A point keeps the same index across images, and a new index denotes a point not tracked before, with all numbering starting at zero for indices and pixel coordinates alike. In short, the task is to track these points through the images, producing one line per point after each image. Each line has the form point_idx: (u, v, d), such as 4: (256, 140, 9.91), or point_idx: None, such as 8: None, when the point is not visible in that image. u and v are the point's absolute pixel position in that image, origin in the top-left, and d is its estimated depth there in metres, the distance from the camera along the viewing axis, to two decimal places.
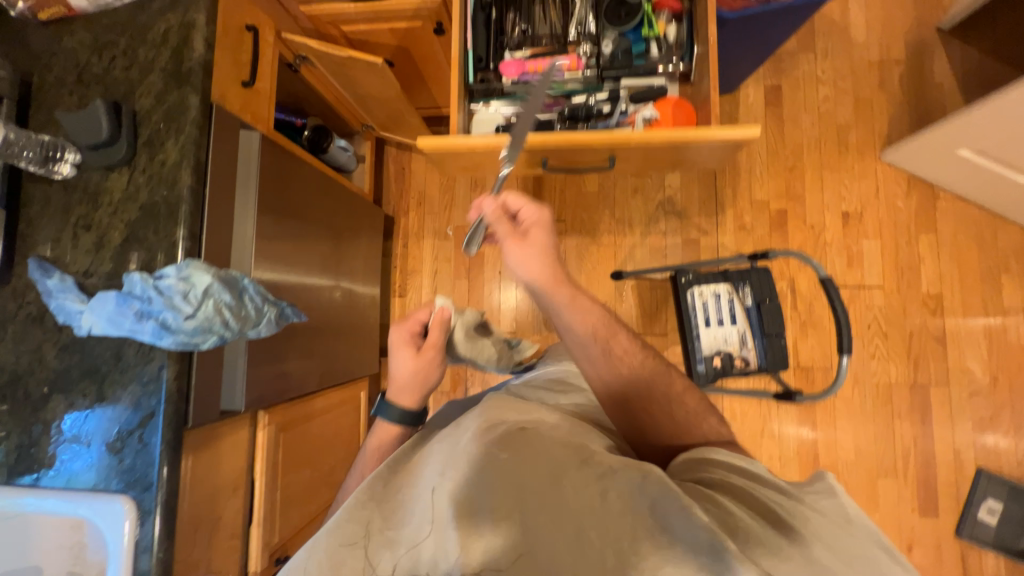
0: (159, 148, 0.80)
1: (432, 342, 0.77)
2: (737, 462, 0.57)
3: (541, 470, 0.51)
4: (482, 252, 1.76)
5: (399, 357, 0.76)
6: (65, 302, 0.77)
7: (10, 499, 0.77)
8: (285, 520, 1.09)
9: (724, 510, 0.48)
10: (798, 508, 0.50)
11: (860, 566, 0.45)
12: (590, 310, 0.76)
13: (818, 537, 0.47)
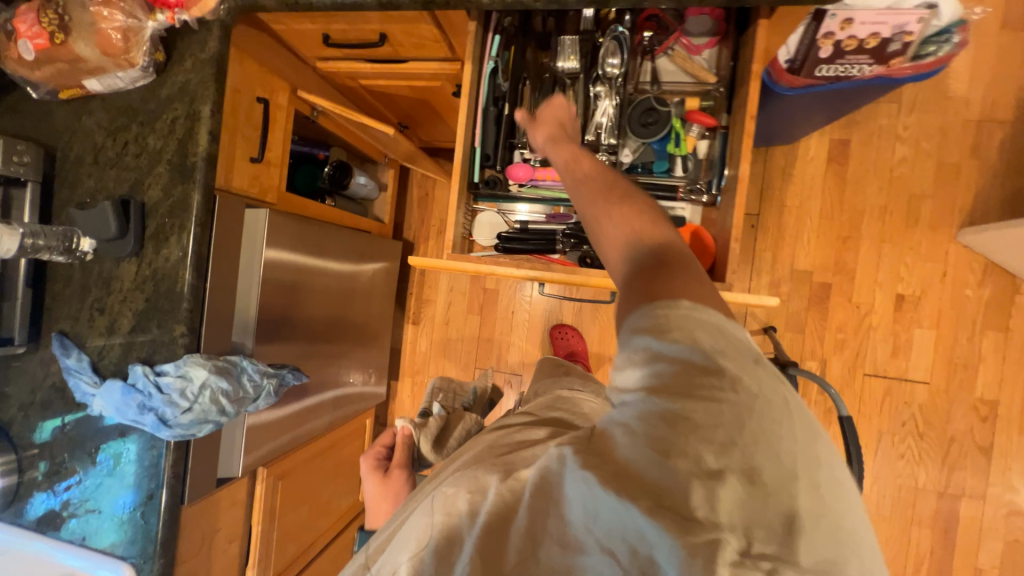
0: (164, 242, 0.83)
1: (396, 463, 0.85)
2: (658, 321, 0.45)
3: (474, 468, 0.51)
4: (498, 290, 1.73)
5: (367, 485, 0.85)
6: (80, 382, 0.83)
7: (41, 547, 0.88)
8: (281, 555, 1.19)
9: (616, 440, 0.43)
10: (725, 391, 0.42)
11: (778, 444, 0.42)
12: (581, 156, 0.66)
13: (741, 429, 0.42)
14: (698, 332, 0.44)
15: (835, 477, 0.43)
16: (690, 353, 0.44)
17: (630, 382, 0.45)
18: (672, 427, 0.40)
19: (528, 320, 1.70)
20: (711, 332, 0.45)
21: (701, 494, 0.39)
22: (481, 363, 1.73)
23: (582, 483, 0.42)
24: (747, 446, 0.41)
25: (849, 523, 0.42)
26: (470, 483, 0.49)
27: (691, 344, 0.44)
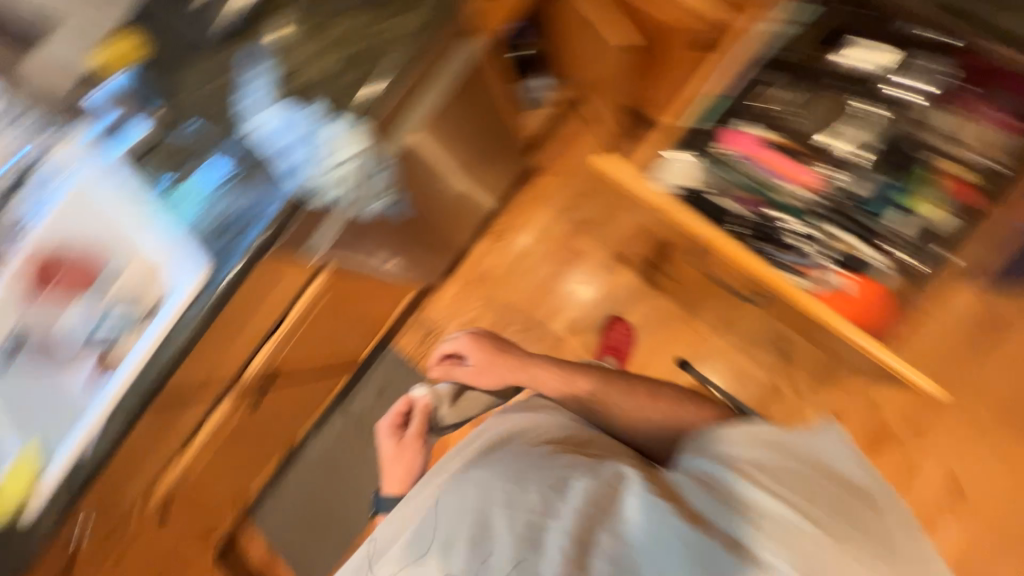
0: (383, 21, 0.93)
1: (407, 436, 1.36)
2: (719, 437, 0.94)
3: (526, 473, 0.82)
4: (583, 254, 1.72)
5: (387, 442, 1.38)
6: (256, 93, 0.91)
7: (137, 213, 0.93)
8: (292, 352, 1.24)
9: (696, 492, 0.82)
10: (771, 463, 0.86)
11: (810, 495, 0.81)
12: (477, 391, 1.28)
13: (780, 476, 0.84)
14: (758, 451, 0.89)
15: (841, 503, 0.82)
16: (760, 456, 0.88)
17: (740, 455, 0.88)
18: (733, 495, 0.80)
19: (593, 296, 1.70)
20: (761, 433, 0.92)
21: (768, 547, 0.72)
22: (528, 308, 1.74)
23: (641, 505, 0.77)
24: (771, 473, 0.84)
25: (888, 557, 0.76)
26: (520, 482, 0.80)
27: (760, 451, 0.88)
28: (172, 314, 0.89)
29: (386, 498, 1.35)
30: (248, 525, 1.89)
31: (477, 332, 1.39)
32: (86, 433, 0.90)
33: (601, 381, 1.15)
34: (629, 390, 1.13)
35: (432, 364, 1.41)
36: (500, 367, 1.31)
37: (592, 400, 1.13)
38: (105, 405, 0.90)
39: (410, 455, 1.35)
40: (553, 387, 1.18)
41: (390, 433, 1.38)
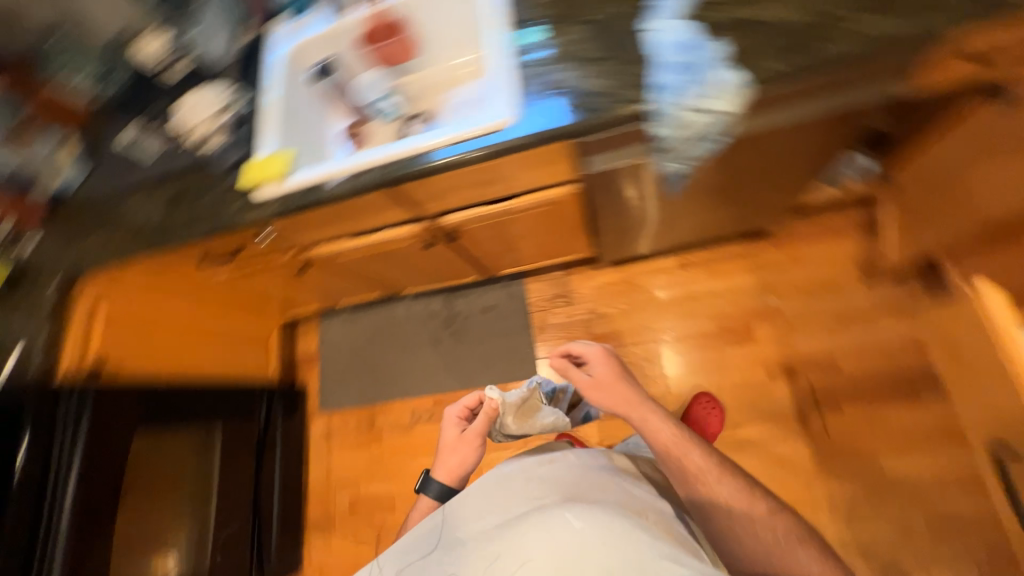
0: (858, 13, 0.78)
1: (471, 431, 1.39)
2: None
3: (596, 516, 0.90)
4: (749, 341, 1.54)
5: (451, 429, 1.44)
6: (677, 3, 0.85)
7: (495, 37, 0.96)
8: (480, 229, 1.26)
9: None
10: None
11: None
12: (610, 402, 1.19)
13: None
14: None
15: None
16: None
17: None
18: None
19: (725, 385, 1.52)
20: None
21: None
22: (658, 347, 1.63)
23: None
24: None
25: None
26: (590, 522, 0.89)
27: None
28: (460, 135, 0.91)
29: (431, 482, 1.40)
30: (320, 325, 2.07)
31: (608, 350, 1.27)
32: (335, 172, 0.96)
33: (712, 464, 1.09)
34: (732, 491, 1.06)
35: (551, 355, 1.28)
36: (623, 393, 1.18)
37: (695, 475, 1.07)
38: (364, 162, 0.95)
39: (465, 450, 1.39)
40: (665, 445, 1.11)
41: (456, 421, 1.45)
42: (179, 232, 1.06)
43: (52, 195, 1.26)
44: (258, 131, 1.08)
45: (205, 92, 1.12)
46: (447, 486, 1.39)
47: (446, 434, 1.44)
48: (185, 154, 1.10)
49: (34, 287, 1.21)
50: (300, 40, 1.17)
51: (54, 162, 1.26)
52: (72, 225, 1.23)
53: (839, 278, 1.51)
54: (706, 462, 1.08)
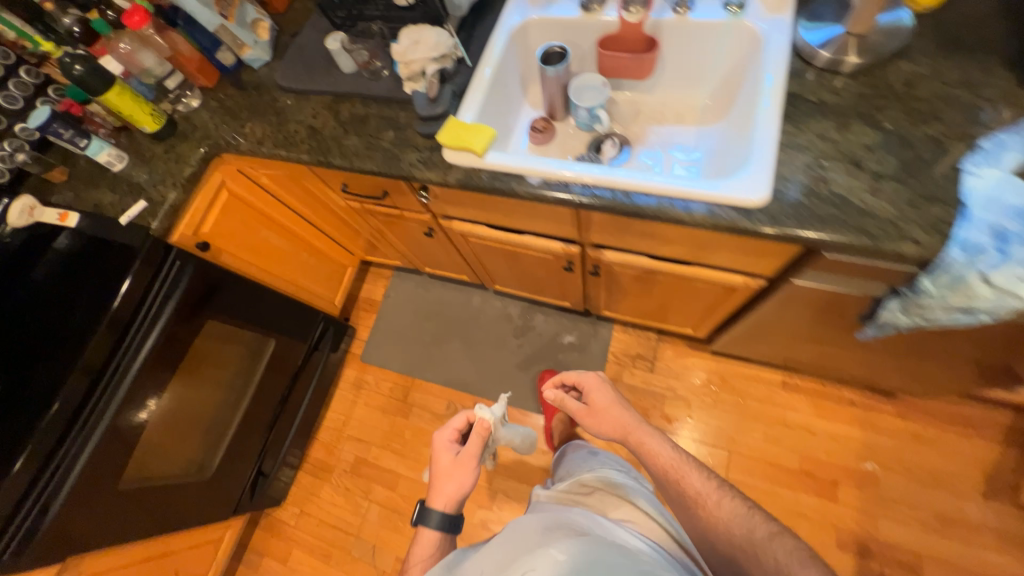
0: None
1: (468, 450, 0.97)
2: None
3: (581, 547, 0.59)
4: (827, 496, 1.39)
5: (443, 452, 0.99)
6: (1014, 151, 0.70)
7: (763, 99, 0.83)
8: (624, 275, 1.15)
9: None
10: None
11: None
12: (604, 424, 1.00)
13: None
14: None
15: None
16: None
17: None
18: None
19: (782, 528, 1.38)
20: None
21: None
22: (725, 455, 1.49)
23: None
24: None
25: None
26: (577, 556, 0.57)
27: None
28: (685, 188, 0.79)
29: (428, 511, 0.91)
30: (394, 276, 2.03)
31: (604, 378, 1.10)
32: (533, 170, 0.88)
33: (717, 489, 0.79)
34: (746, 513, 0.74)
35: (548, 389, 1.12)
36: (616, 417, 0.99)
37: (692, 501, 0.79)
38: (569, 173, 0.85)
39: (460, 480, 0.95)
40: (664, 467, 0.86)
41: (450, 441, 1.00)
42: (348, 157, 1.02)
43: (233, 63, 1.22)
44: (465, 91, 1.00)
45: (434, 34, 0.97)
46: (450, 515, 0.92)
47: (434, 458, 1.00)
48: (385, 84, 1.06)
49: (182, 145, 1.18)
50: (539, 12, 1.06)
51: (249, 32, 1.17)
52: (240, 101, 1.19)
53: (958, 477, 1.33)
54: (708, 485, 0.80)
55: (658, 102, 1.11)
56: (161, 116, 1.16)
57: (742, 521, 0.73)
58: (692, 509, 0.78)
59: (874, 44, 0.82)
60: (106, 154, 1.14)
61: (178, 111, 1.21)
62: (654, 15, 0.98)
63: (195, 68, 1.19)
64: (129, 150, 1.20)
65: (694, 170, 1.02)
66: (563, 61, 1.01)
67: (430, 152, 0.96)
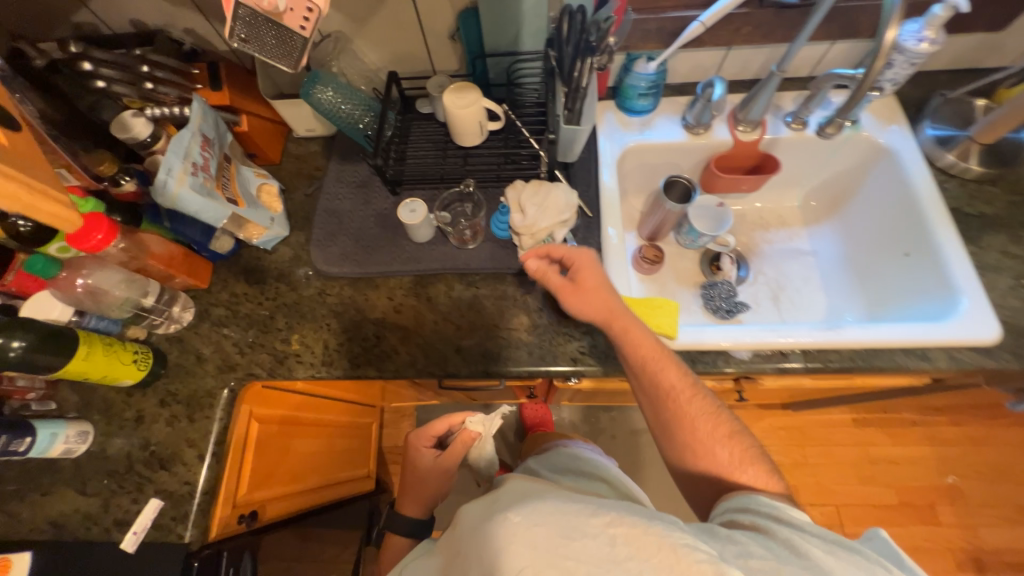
0: None
1: (450, 453, 0.90)
2: (775, 511, 0.52)
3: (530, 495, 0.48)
4: (932, 521, 1.46)
5: (423, 454, 0.92)
6: None
7: (937, 219, 0.81)
8: (768, 391, 1.07)
9: None
10: None
11: None
12: (591, 305, 0.69)
13: None
14: None
15: None
16: None
17: None
18: None
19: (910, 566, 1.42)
20: (817, 527, 0.49)
21: None
22: (837, 511, 1.49)
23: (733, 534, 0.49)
24: None
25: None
26: (518, 500, 0.47)
27: None
28: (920, 335, 0.73)
29: (398, 518, 0.93)
30: (419, 411, 1.69)
31: (595, 256, 0.72)
32: (740, 343, 0.75)
33: (690, 382, 0.66)
34: (710, 412, 0.65)
35: (525, 256, 0.73)
36: (607, 300, 0.69)
37: (662, 392, 0.65)
38: (786, 340, 0.74)
39: (438, 481, 0.92)
40: (636, 354, 0.67)
41: (426, 445, 0.93)
42: (472, 361, 0.78)
43: (232, 247, 0.87)
44: (603, 250, 0.82)
45: (560, 193, 0.79)
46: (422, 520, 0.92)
47: (410, 460, 0.93)
48: (487, 253, 0.83)
49: (181, 384, 0.80)
50: (639, 137, 0.93)
51: (261, 208, 0.85)
52: (262, 301, 0.85)
53: (1015, 467, 1.50)
54: (685, 377, 0.66)
55: (756, 206, 1.06)
56: (146, 353, 0.78)
57: (704, 415, 0.64)
58: (663, 404, 0.65)
59: (993, 149, 0.85)
60: (62, 442, 0.72)
61: (159, 332, 0.83)
62: (769, 133, 0.92)
63: (181, 268, 0.82)
64: (93, 415, 0.78)
65: (826, 277, 0.97)
66: (688, 197, 0.92)
67: (592, 338, 0.78)
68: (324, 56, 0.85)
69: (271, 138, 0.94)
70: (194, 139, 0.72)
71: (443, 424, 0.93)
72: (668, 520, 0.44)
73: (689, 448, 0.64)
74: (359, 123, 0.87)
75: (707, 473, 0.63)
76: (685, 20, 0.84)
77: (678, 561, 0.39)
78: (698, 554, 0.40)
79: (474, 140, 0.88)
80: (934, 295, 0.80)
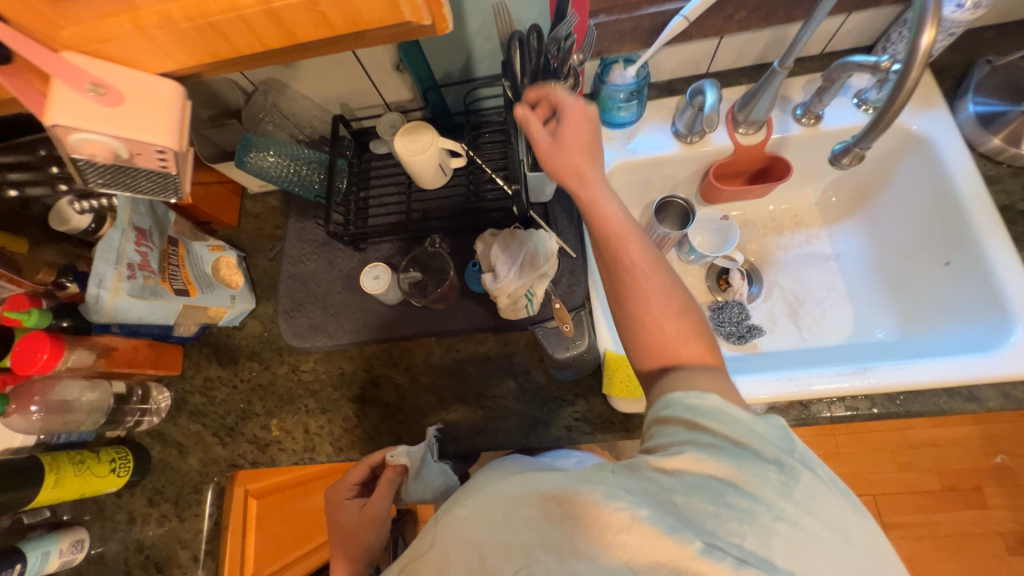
0: None
1: (380, 493, 0.64)
2: (699, 411, 0.44)
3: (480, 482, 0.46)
4: (978, 504, 1.38)
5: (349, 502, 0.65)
6: None
7: (991, 226, 0.69)
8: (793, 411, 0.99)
9: None
10: None
11: None
12: (559, 159, 0.53)
13: None
14: None
15: None
16: None
17: None
18: None
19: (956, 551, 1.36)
20: (736, 425, 0.43)
21: None
22: (874, 500, 1.42)
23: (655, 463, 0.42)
24: None
25: None
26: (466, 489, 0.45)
27: None
28: (976, 376, 0.63)
29: None
30: None
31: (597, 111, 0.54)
32: (753, 397, 0.66)
33: (660, 263, 0.52)
34: (671, 288, 0.51)
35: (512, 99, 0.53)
36: (583, 162, 0.53)
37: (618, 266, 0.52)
38: (808, 391, 0.65)
39: (374, 538, 0.63)
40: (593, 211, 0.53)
41: (349, 495, 0.66)
42: (461, 434, 0.72)
43: (198, 329, 0.82)
44: (589, 301, 0.74)
45: (536, 244, 0.69)
46: None
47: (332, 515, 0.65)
48: (466, 312, 0.76)
49: (171, 480, 0.78)
50: (625, 153, 0.80)
51: (219, 287, 0.79)
52: (237, 385, 0.81)
53: None
54: (649, 254, 0.52)
55: (768, 209, 0.93)
56: (126, 457, 0.75)
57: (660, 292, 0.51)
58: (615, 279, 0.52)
59: None
60: (57, 557, 0.71)
61: (138, 428, 0.80)
62: (776, 131, 0.78)
63: (148, 361, 0.77)
64: (86, 518, 0.77)
65: (852, 287, 0.85)
66: (686, 222, 0.81)
67: (586, 401, 0.71)
68: (257, 111, 0.77)
69: (224, 202, 0.87)
70: (126, 236, 0.66)
71: (363, 467, 0.69)
72: (601, 477, 0.41)
73: (634, 325, 0.52)
74: (306, 175, 0.80)
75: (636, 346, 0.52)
76: (665, 14, 0.70)
77: (600, 514, 0.38)
78: (618, 504, 0.38)
79: (438, 183, 0.78)
80: (982, 317, 0.69)
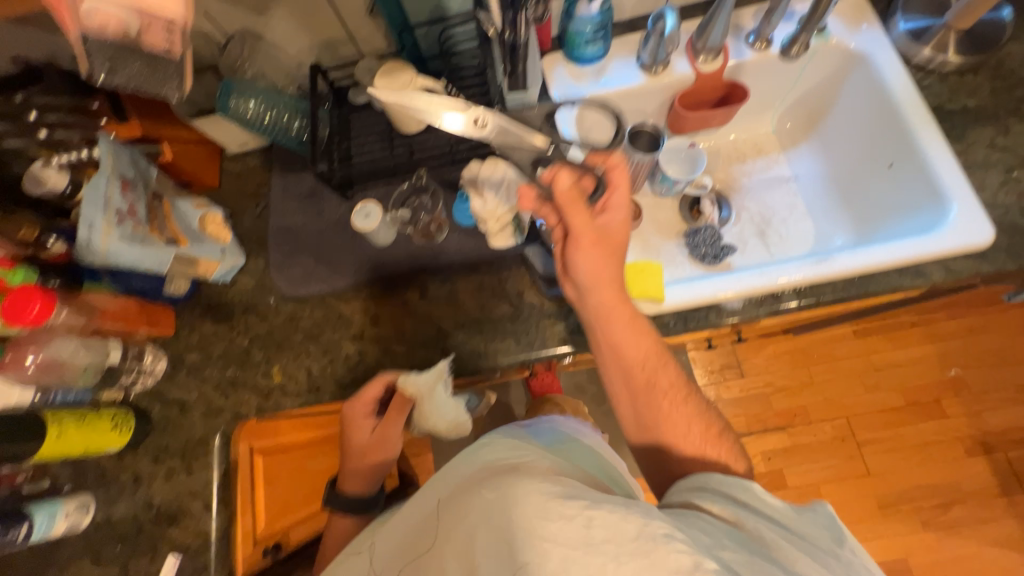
0: None
1: (396, 411, 0.69)
2: (736, 492, 0.49)
3: (502, 469, 0.46)
4: (940, 415, 1.50)
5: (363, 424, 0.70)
6: None
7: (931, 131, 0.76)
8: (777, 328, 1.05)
9: None
10: None
11: None
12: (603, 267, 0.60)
13: None
14: None
15: None
16: None
17: None
18: None
19: (923, 460, 1.48)
20: (782, 517, 0.46)
21: None
22: (850, 423, 1.52)
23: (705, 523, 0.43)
24: None
25: None
26: (491, 480, 0.45)
27: None
28: (924, 249, 0.70)
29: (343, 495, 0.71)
30: None
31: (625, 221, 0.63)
32: (732, 292, 0.72)
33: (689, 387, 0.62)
34: (702, 409, 0.61)
35: (557, 169, 0.60)
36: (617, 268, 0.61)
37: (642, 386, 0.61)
38: (777, 282, 0.71)
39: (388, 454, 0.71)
40: (605, 307, 0.60)
41: (364, 415, 0.70)
42: (464, 360, 0.75)
43: (190, 288, 0.82)
44: None
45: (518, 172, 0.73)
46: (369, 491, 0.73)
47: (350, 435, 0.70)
48: (458, 244, 0.79)
49: (174, 440, 0.78)
50: (596, 87, 0.85)
51: (208, 241, 0.79)
52: (235, 336, 0.81)
53: (1016, 349, 1.52)
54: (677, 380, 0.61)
55: (730, 139, 1.00)
56: (126, 416, 0.75)
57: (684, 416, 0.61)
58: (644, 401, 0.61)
59: (971, 32, 0.79)
60: (64, 518, 0.70)
61: (135, 390, 0.79)
62: (733, 59, 0.84)
63: (141, 321, 0.76)
64: (88, 484, 0.76)
65: (811, 203, 0.93)
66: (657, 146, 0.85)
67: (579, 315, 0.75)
68: (234, 61, 0.78)
69: (204, 162, 0.87)
70: (111, 184, 0.66)
71: (378, 387, 0.69)
72: (648, 506, 0.41)
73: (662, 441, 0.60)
74: (288, 123, 0.81)
75: (646, 444, 0.62)
76: None
77: (655, 547, 0.37)
78: (676, 542, 0.37)
79: (419, 124, 0.80)
80: (922, 205, 0.77)
